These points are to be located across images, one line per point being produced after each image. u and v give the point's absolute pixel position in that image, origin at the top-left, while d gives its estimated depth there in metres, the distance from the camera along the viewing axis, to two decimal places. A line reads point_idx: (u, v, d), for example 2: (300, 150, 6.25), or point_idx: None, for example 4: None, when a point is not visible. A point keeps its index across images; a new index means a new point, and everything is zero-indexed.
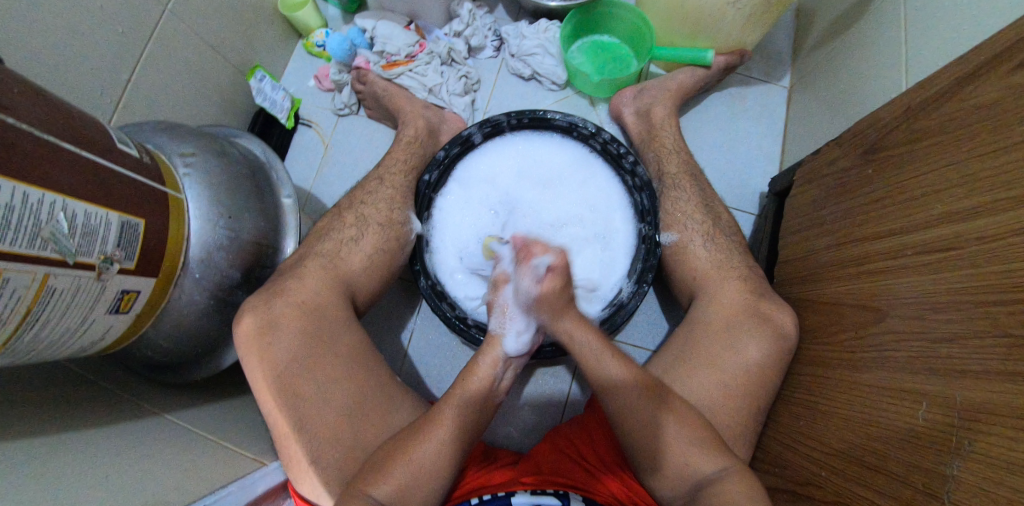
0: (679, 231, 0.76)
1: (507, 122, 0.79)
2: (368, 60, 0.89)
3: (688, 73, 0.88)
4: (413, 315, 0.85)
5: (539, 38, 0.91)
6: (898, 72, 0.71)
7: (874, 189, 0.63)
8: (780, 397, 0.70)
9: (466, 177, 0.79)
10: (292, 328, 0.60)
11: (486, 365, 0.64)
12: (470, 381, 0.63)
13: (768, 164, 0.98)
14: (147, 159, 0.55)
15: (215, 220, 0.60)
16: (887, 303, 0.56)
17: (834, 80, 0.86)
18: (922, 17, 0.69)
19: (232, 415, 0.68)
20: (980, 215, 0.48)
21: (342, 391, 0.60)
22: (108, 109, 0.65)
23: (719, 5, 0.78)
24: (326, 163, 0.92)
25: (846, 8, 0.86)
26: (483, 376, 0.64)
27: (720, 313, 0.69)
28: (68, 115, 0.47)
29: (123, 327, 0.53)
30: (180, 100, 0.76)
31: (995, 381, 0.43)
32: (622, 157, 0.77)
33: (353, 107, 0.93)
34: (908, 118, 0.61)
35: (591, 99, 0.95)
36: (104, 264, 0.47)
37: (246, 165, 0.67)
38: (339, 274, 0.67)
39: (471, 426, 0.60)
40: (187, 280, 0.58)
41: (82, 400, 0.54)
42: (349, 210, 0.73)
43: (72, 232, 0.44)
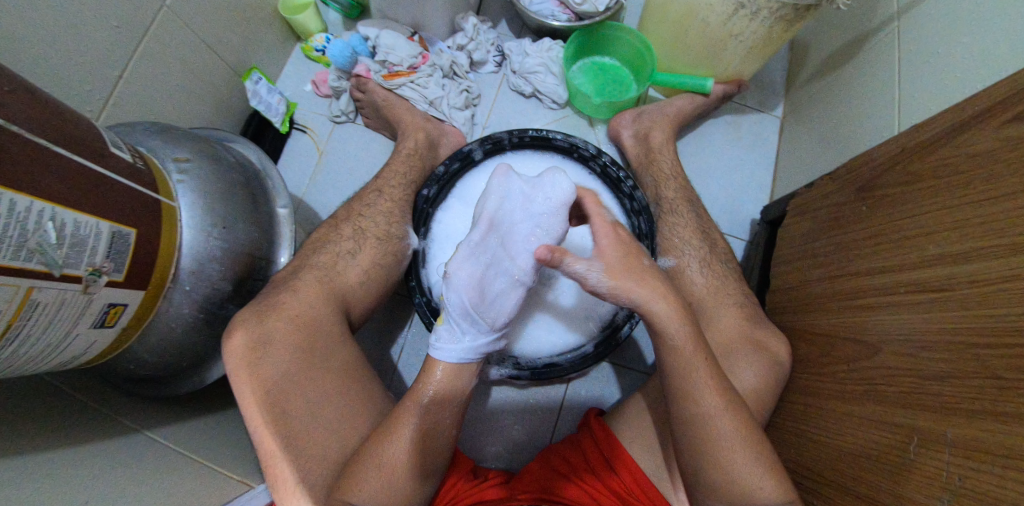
0: (677, 256, 0.76)
1: (508, 140, 0.79)
2: (369, 68, 0.87)
3: (687, 99, 0.89)
4: (404, 329, 0.84)
5: (542, 56, 0.91)
6: (891, 113, 0.73)
7: (868, 226, 0.64)
8: (773, 425, 0.71)
9: (465, 192, 0.77)
10: (285, 344, 0.58)
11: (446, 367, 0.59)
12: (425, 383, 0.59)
13: (759, 192, 0.99)
14: (140, 165, 0.52)
15: (207, 230, 0.57)
16: (879, 339, 0.57)
17: (827, 115, 0.89)
18: (916, 61, 0.71)
19: (217, 431, 0.65)
20: (972, 261, 0.49)
21: (337, 411, 0.58)
22: (96, 106, 0.62)
23: (723, 37, 0.79)
24: (320, 170, 0.90)
25: (840, 45, 0.88)
26: (443, 374, 0.59)
27: (715, 340, 0.70)
28: (60, 117, 0.45)
29: (107, 341, 0.51)
30: (172, 100, 0.73)
31: (986, 422, 0.44)
32: (621, 181, 0.77)
33: (350, 115, 0.91)
34: (902, 159, 0.62)
35: (590, 120, 0.95)
36: (92, 276, 0.45)
37: (241, 172, 0.65)
38: (334, 288, 0.65)
39: (433, 429, 0.59)
40: (176, 293, 0.56)
41: (57, 416, 0.51)
42: (345, 222, 0.72)
43: (61, 242, 0.41)
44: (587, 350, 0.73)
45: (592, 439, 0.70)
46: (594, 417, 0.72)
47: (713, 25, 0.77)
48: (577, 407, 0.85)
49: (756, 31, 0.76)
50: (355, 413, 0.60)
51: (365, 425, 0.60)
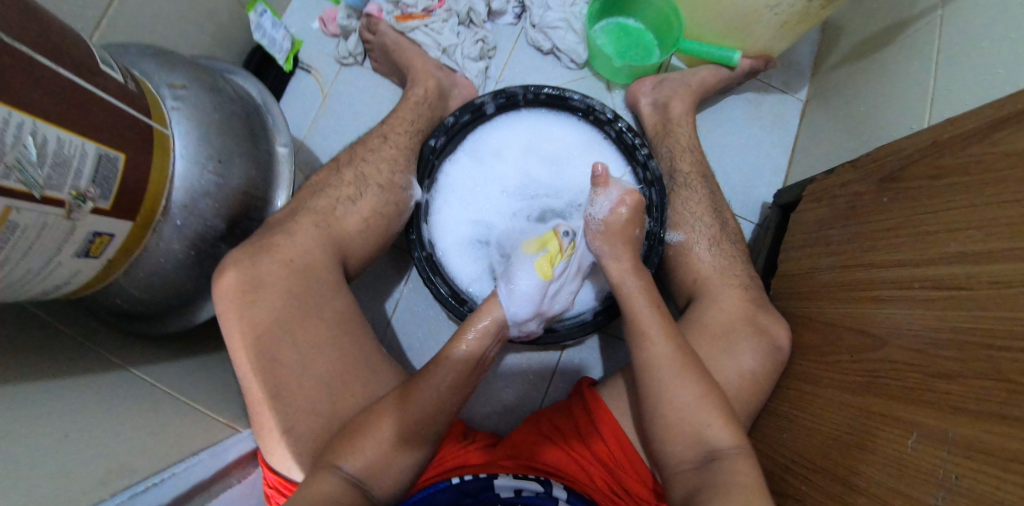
0: (687, 231, 0.75)
1: (523, 95, 0.74)
2: (381, 8, 0.82)
3: (712, 71, 0.85)
4: (400, 285, 0.82)
5: (565, 11, 0.86)
6: (926, 101, 0.70)
7: (888, 216, 0.62)
8: (766, 408, 0.71)
9: (476, 147, 0.75)
10: (278, 289, 0.56)
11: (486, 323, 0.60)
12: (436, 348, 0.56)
13: (774, 174, 0.97)
14: (132, 86, 0.48)
15: (202, 163, 0.54)
16: (888, 332, 0.56)
17: (855, 98, 0.85)
18: (959, 47, 0.67)
19: (204, 372, 0.64)
20: (995, 259, 0.47)
21: (329, 361, 0.57)
22: (89, 25, 0.57)
23: (757, 8, 0.75)
24: (323, 113, 0.86)
25: (877, 24, 0.84)
26: (478, 331, 0.60)
27: (717, 321, 0.69)
28: (45, 22, 0.41)
29: (91, 272, 0.48)
30: (171, 23, 0.69)
31: (989, 423, 0.43)
32: (636, 149, 0.74)
33: (358, 57, 0.87)
34: (933, 149, 0.60)
35: (608, 84, 0.91)
36: (76, 201, 0.42)
37: (240, 105, 0.61)
38: (332, 236, 0.63)
39: None
40: (167, 227, 0.53)
41: (37, 345, 0.49)
42: (347, 167, 0.68)
43: (42, 160, 0.38)
44: (585, 317, 0.73)
45: (581, 408, 0.69)
46: (586, 386, 0.71)
47: None
48: (569, 376, 0.85)
49: (794, 5, 0.72)
50: (347, 364, 0.58)
51: (357, 377, 0.58)
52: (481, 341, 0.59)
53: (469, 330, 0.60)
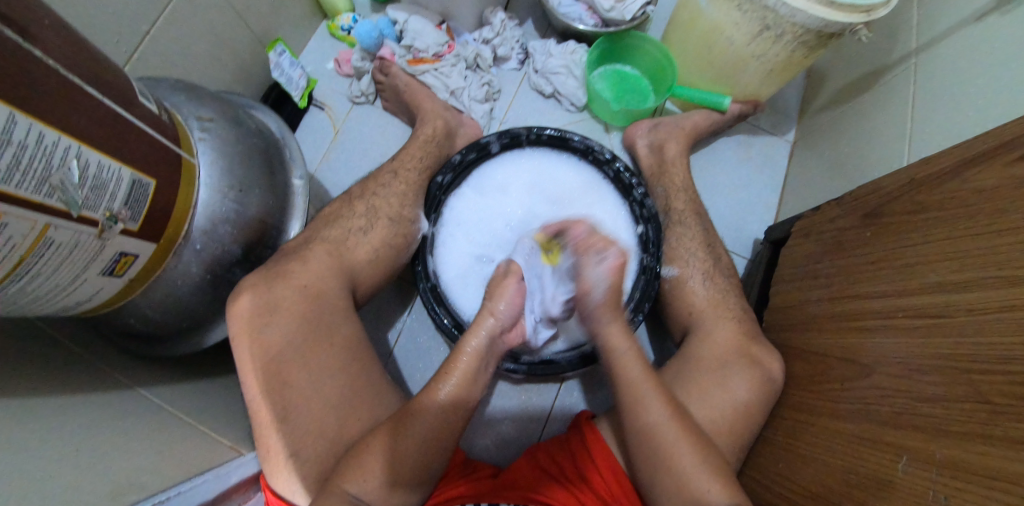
0: (681, 266, 0.77)
1: (526, 136, 0.79)
2: (394, 52, 0.88)
3: (704, 114, 0.90)
4: (403, 316, 0.83)
5: (565, 59, 0.92)
6: (904, 144, 0.75)
7: (872, 251, 0.66)
8: (762, 440, 0.72)
9: (480, 183, 0.79)
10: (289, 313, 0.57)
11: (467, 364, 0.59)
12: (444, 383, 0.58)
13: (765, 212, 1.01)
14: (164, 118, 0.52)
15: (224, 190, 0.57)
16: (876, 360, 0.58)
17: (839, 141, 0.90)
18: (932, 95, 0.73)
19: (210, 396, 0.64)
20: (972, 288, 0.50)
21: (335, 385, 0.58)
22: (123, 58, 0.62)
23: (745, 57, 0.81)
24: (334, 148, 0.90)
25: (857, 74, 0.90)
26: (460, 377, 0.59)
27: (713, 352, 0.70)
28: (93, 58, 0.44)
29: (112, 291, 0.50)
30: (197, 62, 0.73)
31: (974, 444, 0.45)
32: (632, 187, 0.78)
33: (370, 96, 0.91)
34: (912, 188, 0.63)
35: (606, 126, 0.96)
36: (108, 222, 0.45)
37: (260, 138, 0.64)
38: (342, 264, 0.65)
39: None
40: (187, 250, 0.55)
41: (53, 364, 0.51)
42: (360, 198, 0.71)
43: (82, 183, 0.41)
44: (585, 349, 0.74)
45: (581, 441, 0.69)
46: (585, 420, 0.72)
47: (737, 44, 0.79)
48: (569, 408, 0.85)
49: (778, 54, 0.78)
50: (352, 388, 0.59)
51: (362, 400, 0.59)
52: (462, 386, 0.59)
53: (451, 373, 0.59)
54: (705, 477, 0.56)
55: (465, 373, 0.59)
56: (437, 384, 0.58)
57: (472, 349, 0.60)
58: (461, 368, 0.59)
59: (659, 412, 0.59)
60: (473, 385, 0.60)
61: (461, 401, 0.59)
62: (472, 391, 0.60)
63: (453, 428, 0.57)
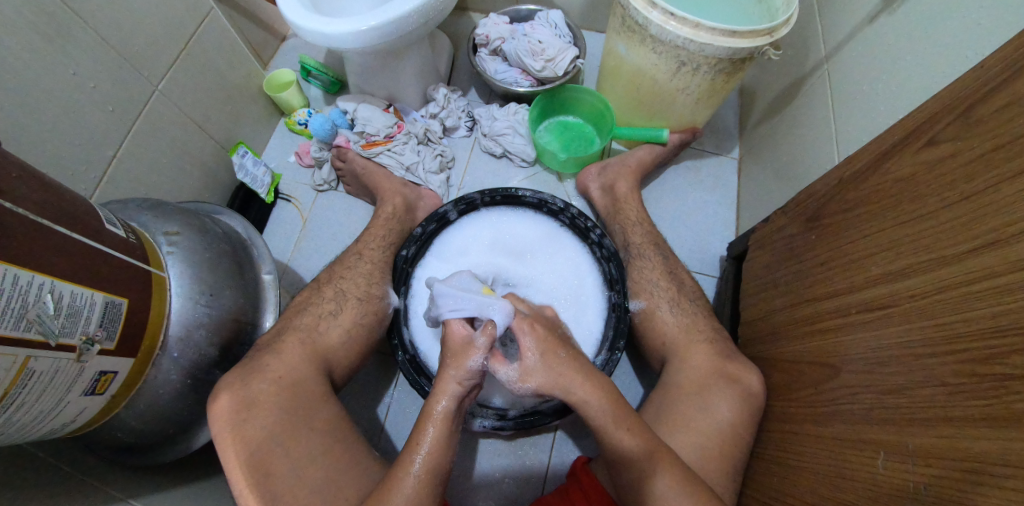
0: (647, 297, 0.80)
1: (481, 200, 0.84)
2: (348, 139, 0.93)
3: (646, 149, 0.96)
4: (389, 388, 0.85)
5: (509, 119, 0.98)
6: (830, 150, 0.80)
7: (818, 254, 0.69)
8: (754, 455, 0.72)
9: (443, 250, 0.82)
10: (270, 404, 0.59)
11: (434, 433, 0.59)
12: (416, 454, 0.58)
13: (724, 231, 1.05)
14: (133, 239, 0.56)
15: (196, 298, 0.60)
16: (840, 360, 0.60)
17: (777, 154, 0.96)
18: (844, 102, 0.79)
19: (202, 498, 0.65)
20: (908, 275, 0.53)
21: (321, 469, 0.59)
22: (91, 184, 0.67)
23: (671, 91, 0.87)
24: (304, 236, 0.95)
25: (781, 92, 0.97)
26: (431, 446, 0.59)
27: (690, 374, 0.72)
28: (62, 196, 0.48)
29: (95, 409, 0.52)
30: (164, 177, 0.78)
31: (940, 428, 0.47)
32: (589, 230, 0.82)
33: (332, 183, 0.97)
34: (840, 191, 0.68)
35: (559, 175, 1.01)
36: (85, 345, 0.47)
37: (227, 242, 0.68)
38: (318, 348, 0.67)
39: None
40: (165, 360, 0.58)
41: (43, 490, 0.52)
42: (328, 284, 0.75)
43: (57, 312, 0.44)
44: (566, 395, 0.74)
45: (577, 488, 0.71)
46: (581, 466, 0.73)
47: (661, 82, 0.86)
48: (566, 455, 0.86)
49: (699, 85, 0.84)
50: (339, 469, 0.60)
51: (351, 479, 0.60)
52: (436, 454, 0.59)
53: (421, 444, 0.59)
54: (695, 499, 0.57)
55: (436, 442, 0.59)
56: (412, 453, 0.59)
57: (437, 419, 0.60)
58: (430, 436, 0.59)
59: (641, 442, 0.60)
60: (445, 451, 0.60)
61: (435, 472, 0.58)
62: (445, 457, 0.60)
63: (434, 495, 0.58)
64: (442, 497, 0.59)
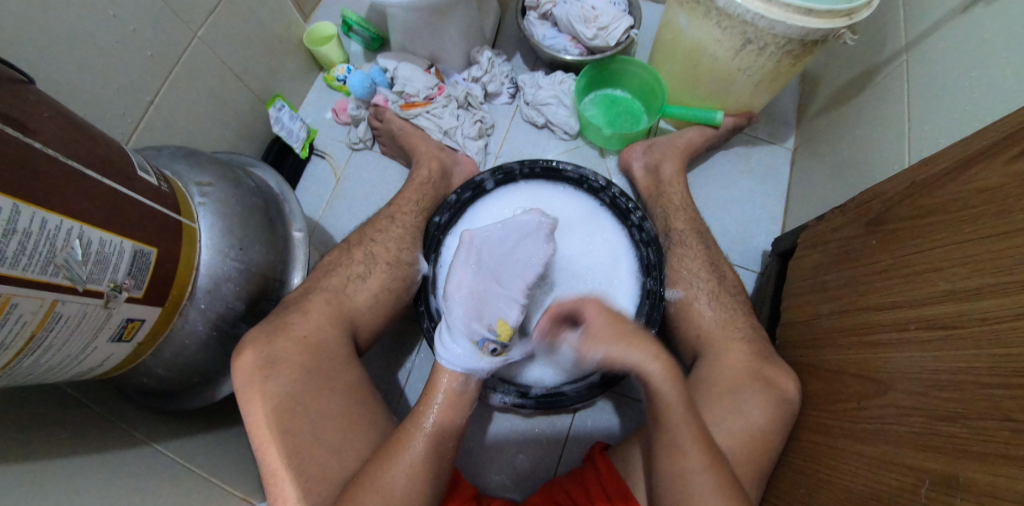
0: (684, 287, 0.77)
1: (520, 171, 0.81)
2: (387, 98, 0.91)
3: (697, 131, 0.90)
4: (411, 354, 0.85)
5: (555, 89, 0.94)
6: (902, 147, 0.73)
7: (878, 261, 0.64)
8: (782, 462, 0.69)
9: (477, 220, 0.80)
10: (293, 363, 0.59)
11: (439, 402, 0.62)
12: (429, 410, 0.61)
13: (771, 224, 0.99)
14: (165, 187, 0.55)
15: (225, 251, 0.59)
16: (889, 377, 0.56)
17: (839, 147, 0.89)
18: (925, 95, 0.71)
19: (225, 448, 0.66)
20: (982, 296, 0.48)
21: (340, 433, 0.59)
22: (127, 130, 0.66)
23: (732, 71, 0.81)
24: (337, 195, 0.93)
25: (850, 79, 0.89)
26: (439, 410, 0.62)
27: (723, 372, 0.69)
28: (94, 140, 0.47)
29: (123, 355, 0.53)
30: (200, 126, 0.77)
31: (998, 465, 0.42)
32: (629, 212, 0.78)
33: (368, 143, 0.94)
34: (912, 194, 0.62)
35: (601, 151, 0.97)
36: (113, 292, 0.47)
37: (260, 196, 0.67)
38: (343, 310, 0.67)
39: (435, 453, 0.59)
40: (192, 310, 0.57)
41: (72, 427, 0.53)
42: (358, 246, 0.74)
43: (86, 259, 0.44)
44: (593, 379, 0.72)
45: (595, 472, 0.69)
46: (600, 453, 0.71)
47: (722, 59, 0.79)
48: (583, 439, 0.84)
49: (763, 65, 0.77)
50: (357, 434, 0.60)
51: (368, 444, 0.60)
52: (445, 414, 0.62)
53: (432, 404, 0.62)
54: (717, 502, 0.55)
55: (445, 406, 0.62)
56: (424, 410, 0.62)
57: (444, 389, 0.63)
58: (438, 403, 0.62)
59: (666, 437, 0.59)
60: (457, 412, 0.63)
61: (448, 430, 0.61)
62: (457, 418, 0.63)
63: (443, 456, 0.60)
64: (452, 457, 0.62)
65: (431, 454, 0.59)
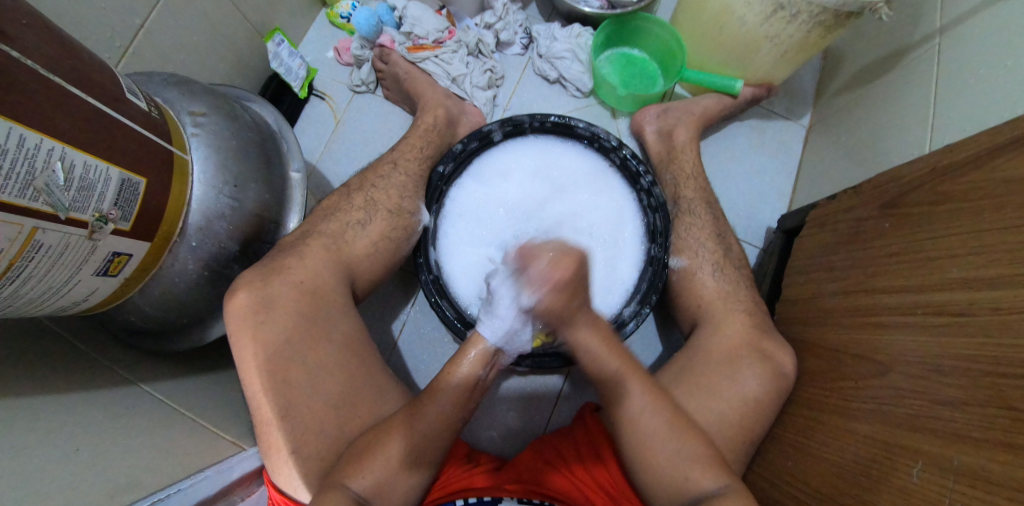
0: (689, 257, 0.75)
1: (529, 124, 0.77)
2: (393, 39, 0.86)
3: (715, 99, 0.87)
4: (406, 307, 0.83)
5: (571, 42, 0.89)
6: (925, 129, 0.71)
7: (890, 243, 0.63)
8: (771, 435, 0.70)
9: (482, 174, 0.77)
10: (287, 308, 0.57)
11: (472, 362, 0.60)
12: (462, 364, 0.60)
13: (778, 199, 0.97)
14: (155, 114, 0.51)
15: (218, 187, 0.56)
16: (891, 359, 0.56)
17: (857, 126, 0.86)
18: (957, 76, 0.69)
19: (214, 390, 0.65)
20: (998, 285, 0.47)
21: (333, 381, 0.58)
22: (115, 53, 0.61)
23: (757, 38, 0.77)
24: (336, 139, 0.89)
25: (876, 56, 0.85)
26: (470, 361, 0.60)
27: (722, 344, 0.69)
28: (77, 56, 0.43)
29: (108, 291, 0.50)
30: (192, 55, 0.72)
31: (997, 452, 0.42)
32: (640, 176, 0.76)
33: (371, 85, 0.90)
34: (935, 177, 0.60)
35: (613, 111, 0.93)
36: (98, 222, 0.44)
37: (256, 131, 0.63)
38: (341, 258, 0.64)
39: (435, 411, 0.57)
40: (183, 247, 0.55)
41: (55, 362, 0.51)
42: (358, 192, 0.70)
43: (68, 184, 0.41)
44: None
45: (585, 433, 0.69)
46: (590, 414, 0.71)
47: (749, 25, 0.75)
48: (575, 401, 0.84)
49: (793, 34, 0.73)
50: (351, 384, 0.59)
51: (363, 394, 0.59)
52: (475, 369, 0.60)
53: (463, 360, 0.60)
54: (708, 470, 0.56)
55: (478, 362, 0.60)
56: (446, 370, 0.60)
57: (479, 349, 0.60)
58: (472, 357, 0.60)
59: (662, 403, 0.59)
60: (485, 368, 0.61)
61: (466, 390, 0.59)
62: (483, 372, 0.61)
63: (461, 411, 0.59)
64: (467, 413, 0.61)
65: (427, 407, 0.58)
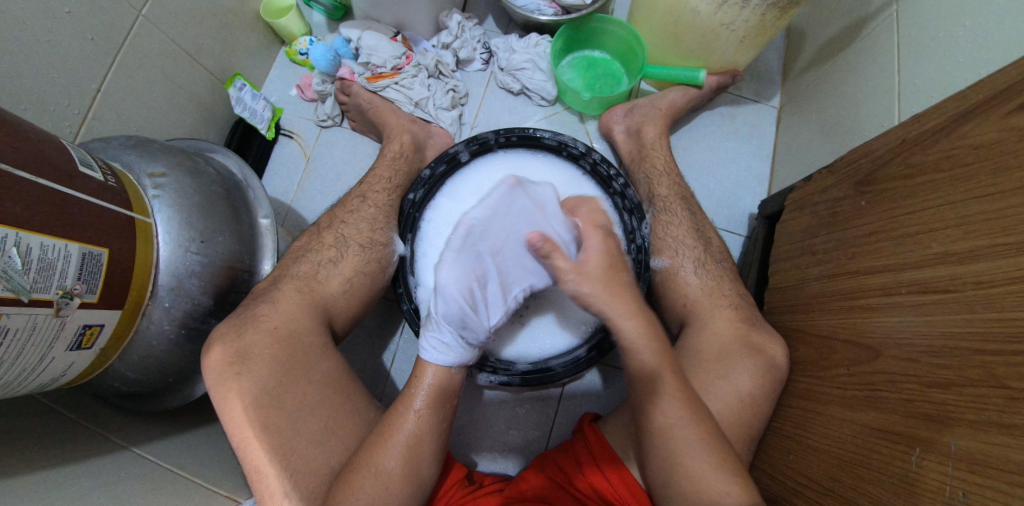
0: (670, 256, 0.75)
1: (495, 140, 0.77)
2: (352, 71, 0.87)
3: (680, 92, 0.87)
4: (396, 335, 0.83)
5: (529, 52, 0.89)
6: (891, 103, 0.70)
7: (867, 222, 0.62)
8: (769, 428, 0.69)
9: (456, 193, 0.77)
10: (265, 358, 0.57)
11: (434, 379, 0.61)
12: (419, 391, 0.60)
13: (756, 185, 0.97)
14: (113, 182, 0.51)
15: (186, 245, 0.56)
16: (879, 342, 0.55)
17: (825, 103, 0.86)
18: (916, 46, 0.68)
19: (206, 447, 0.65)
20: (976, 259, 0.46)
21: (321, 426, 0.57)
22: (75, 122, 0.62)
23: (714, 26, 0.76)
24: (309, 176, 0.90)
25: (837, 31, 0.85)
26: (428, 387, 0.61)
27: (709, 341, 0.68)
28: (27, 139, 0.44)
29: (86, 363, 0.51)
30: (156, 112, 0.73)
31: (992, 433, 0.42)
32: (611, 179, 0.76)
33: (337, 119, 0.91)
34: (902, 152, 0.59)
35: (581, 116, 0.93)
36: (63, 299, 0.45)
37: (221, 183, 0.64)
38: (317, 298, 0.65)
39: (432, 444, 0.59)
40: (156, 309, 0.55)
41: (40, 437, 0.52)
42: (329, 230, 0.71)
43: (27, 267, 0.41)
44: (578, 354, 0.72)
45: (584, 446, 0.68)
46: (588, 425, 0.70)
47: (704, 15, 0.74)
48: (573, 411, 0.84)
49: (748, 20, 0.73)
50: (338, 423, 0.59)
51: (353, 434, 0.60)
52: (438, 391, 0.61)
53: (420, 390, 0.61)
54: (703, 475, 0.56)
55: (434, 385, 0.61)
56: (414, 388, 0.61)
57: (436, 368, 0.62)
58: (428, 382, 0.61)
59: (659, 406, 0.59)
60: (445, 396, 0.62)
61: (438, 408, 0.61)
62: (447, 399, 0.62)
63: (439, 422, 0.61)
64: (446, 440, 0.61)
65: (422, 438, 0.58)
